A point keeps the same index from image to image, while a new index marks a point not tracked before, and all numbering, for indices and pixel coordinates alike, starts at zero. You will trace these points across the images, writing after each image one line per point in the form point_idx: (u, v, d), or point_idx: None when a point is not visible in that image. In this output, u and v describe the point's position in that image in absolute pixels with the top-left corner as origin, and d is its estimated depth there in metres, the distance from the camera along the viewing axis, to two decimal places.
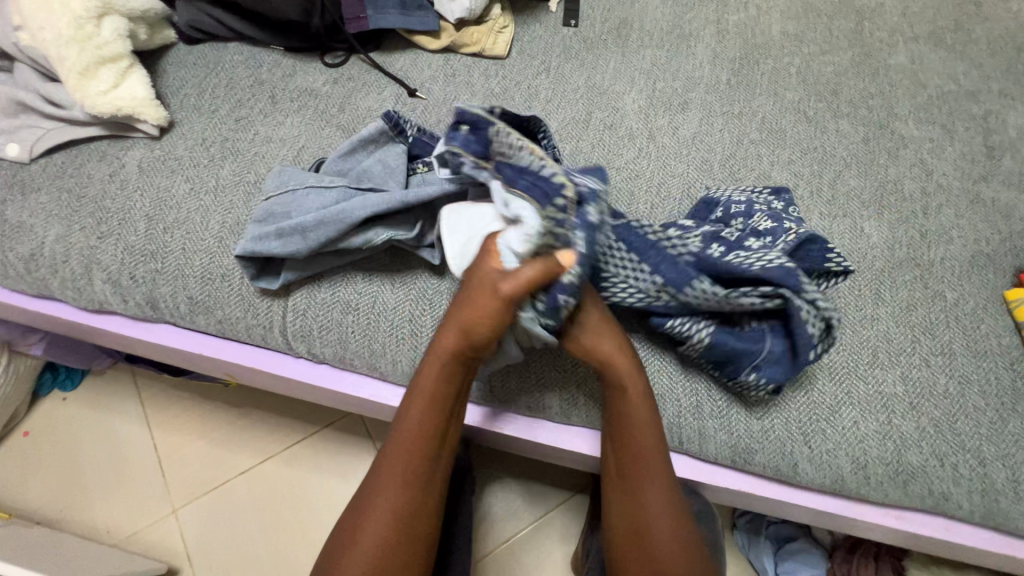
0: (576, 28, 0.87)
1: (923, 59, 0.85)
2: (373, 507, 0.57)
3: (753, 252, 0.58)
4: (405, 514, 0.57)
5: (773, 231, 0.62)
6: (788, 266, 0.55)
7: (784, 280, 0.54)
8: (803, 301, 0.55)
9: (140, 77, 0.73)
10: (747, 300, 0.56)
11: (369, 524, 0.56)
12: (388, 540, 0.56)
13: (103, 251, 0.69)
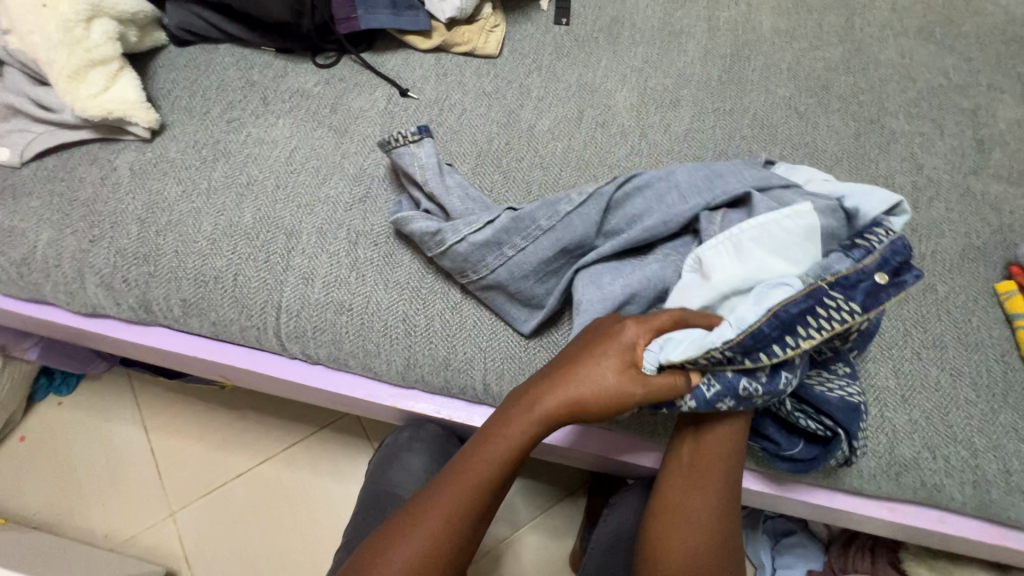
0: (567, 27, 0.87)
1: (913, 54, 0.86)
2: (433, 507, 0.53)
3: (832, 383, 0.57)
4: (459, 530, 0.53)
5: (851, 297, 0.52)
6: (856, 410, 0.55)
7: (846, 424, 0.55)
8: (858, 446, 0.56)
9: (130, 80, 0.72)
10: (807, 423, 0.56)
11: (423, 523, 0.52)
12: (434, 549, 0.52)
13: (95, 254, 0.69)
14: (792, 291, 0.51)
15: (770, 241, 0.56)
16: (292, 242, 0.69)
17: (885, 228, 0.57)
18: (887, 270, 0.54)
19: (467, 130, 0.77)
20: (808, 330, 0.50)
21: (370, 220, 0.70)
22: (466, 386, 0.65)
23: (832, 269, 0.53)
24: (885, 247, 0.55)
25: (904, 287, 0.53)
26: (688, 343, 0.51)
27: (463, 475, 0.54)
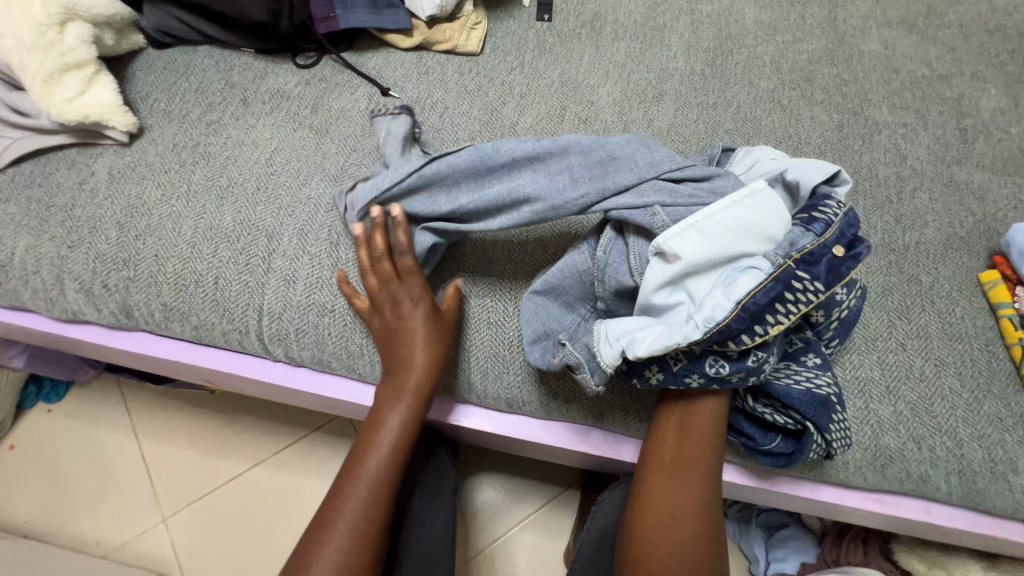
0: (549, 23, 0.87)
1: (896, 45, 0.85)
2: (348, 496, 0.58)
3: (800, 374, 0.57)
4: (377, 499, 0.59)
5: (815, 275, 0.52)
6: (826, 402, 0.55)
7: (814, 416, 0.54)
8: (829, 434, 0.54)
9: (107, 84, 0.72)
10: (776, 416, 0.56)
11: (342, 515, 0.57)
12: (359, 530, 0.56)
13: (74, 260, 0.68)
14: (759, 279, 0.51)
15: (741, 222, 0.53)
16: (273, 244, 0.68)
17: (835, 202, 0.57)
18: (844, 242, 0.55)
19: (448, 128, 0.77)
20: (778, 317, 0.51)
21: (351, 221, 0.70)
22: (451, 386, 0.66)
23: (796, 246, 0.53)
24: (843, 221, 0.56)
25: (861, 258, 0.54)
26: (657, 339, 0.50)
27: (365, 461, 0.60)
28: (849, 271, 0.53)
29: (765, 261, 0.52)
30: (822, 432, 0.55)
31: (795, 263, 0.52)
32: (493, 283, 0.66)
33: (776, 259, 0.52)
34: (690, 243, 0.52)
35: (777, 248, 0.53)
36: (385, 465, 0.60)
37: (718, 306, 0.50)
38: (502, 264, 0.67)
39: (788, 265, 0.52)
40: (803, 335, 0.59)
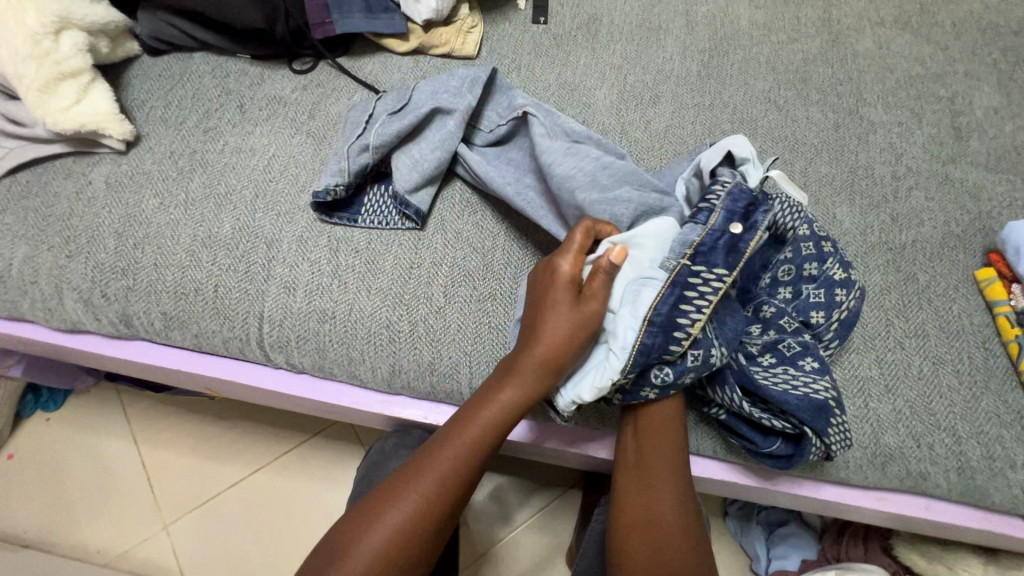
0: (545, 26, 0.87)
1: (890, 45, 0.86)
2: (400, 494, 0.54)
3: (797, 377, 0.57)
4: (429, 508, 0.54)
5: (712, 262, 0.55)
6: (823, 409, 0.55)
7: (812, 420, 0.55)
8: (827, 438, 0.55)
9: (103, 92, 0.71)
10: (774, 420, 0.57)
11: (391, 511, 0.53)
12: (406, 530, 0.53)
13: (73, 269, 0.68)
14: (655, 288, 0.54)
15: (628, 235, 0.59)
16: (272, 251, 0.68)
17: (720, 184, 0.59)
18: (739, 217, 0.57)
19: None
20: (690, 315, 0.53)
21: (350, 226, 0.70)
22: (452, 391, 0.65)
23: (688, 241, 0.56)
24: (726, 202, 0.57)
25: (758, 228, 0.56)
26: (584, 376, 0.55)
27: (431, 461, 0.55)
28: (747, 244, 0.56)
29: (660, 268, 0.56)
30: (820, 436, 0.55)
31: (690, 259, 0.55)
32: (493, 287, 0.67)
33: (670, 262, 0.56)
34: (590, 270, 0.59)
35: (672, 252, 0.57)
36: (445, 474, 0.55)
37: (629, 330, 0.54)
38: (502, 268, 0.68)
39: (682, 265, 0.55)
40: (802, 339, 0.60)
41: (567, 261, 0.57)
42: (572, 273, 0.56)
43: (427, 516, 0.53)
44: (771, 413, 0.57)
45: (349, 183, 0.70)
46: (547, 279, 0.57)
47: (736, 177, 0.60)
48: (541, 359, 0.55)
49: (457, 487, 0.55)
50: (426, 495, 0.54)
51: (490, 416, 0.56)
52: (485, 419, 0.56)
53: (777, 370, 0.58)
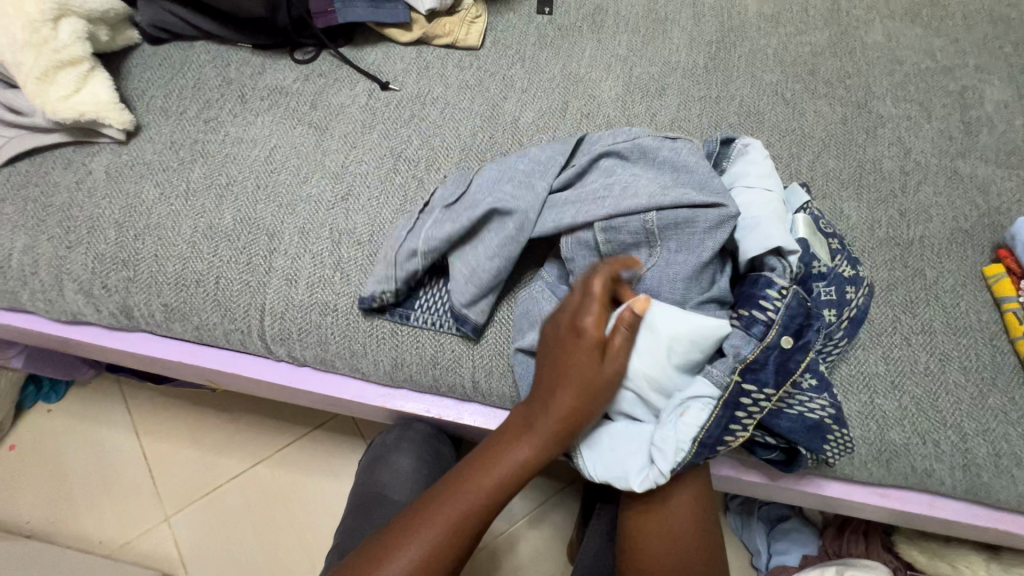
0: (550, 16, 0.86)
1: (899, 37, 0.85)
2: (416, 531, 0.54)
3: (799, 395, 0.57)
4: (445, 551, 0.54)
5: (763, 381, 0.54)
6: (818, 428, 0.56)
7: (808, 441, 0.56)
8: (824, 453, 0.57)
9: (102, 81, 0.71)
10: (768, 437, 0.59)
11: (406, 548, 0.54)
12: (418, 570, 0.53)
13: (73, 260, 0.67)
14: (709, 408, 0.53)
15: (688, 339, 0.54)
16: (274, 243, 0.67)
17: (777, 288, 0.56)
18: (791, 331, 0.56)
19: (450, 124, 0.76)
20: (737, 432, 0.54)
21: (352, 217, 0.69)
22: (455, 384, 0.65)
23: (740, 355, 0.55)
24: (783, 316, 0.56)
25: (810, 347, 0.55)
26: (627, 480, 0.55)
27: (449, 501, 0.55)
28: (797, 365, 0.55)
29: (713, 385, 0.54)
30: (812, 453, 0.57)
31: (740, 376, 0.54)
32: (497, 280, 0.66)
33: (722, 378, 0.54)
34: (644, 373, 0.54)
35: (722, 363, 0.54)
36: (462, 519, 0.54)
37: (678, 447, 0.54)
38: None
39: (734, 383, 0.54)
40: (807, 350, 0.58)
41: (591, 316, 0.53)
42: (596, 332, 0.53)
43: (441, 554, 0.54)
44: (767, 430, 0.58)
45: (395, 292, 0.63)
46: (569, 333, 0.54)
47: (786, 274, 0.57)
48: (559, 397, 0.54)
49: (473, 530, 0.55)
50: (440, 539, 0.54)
51: (511, 468, 0.55)
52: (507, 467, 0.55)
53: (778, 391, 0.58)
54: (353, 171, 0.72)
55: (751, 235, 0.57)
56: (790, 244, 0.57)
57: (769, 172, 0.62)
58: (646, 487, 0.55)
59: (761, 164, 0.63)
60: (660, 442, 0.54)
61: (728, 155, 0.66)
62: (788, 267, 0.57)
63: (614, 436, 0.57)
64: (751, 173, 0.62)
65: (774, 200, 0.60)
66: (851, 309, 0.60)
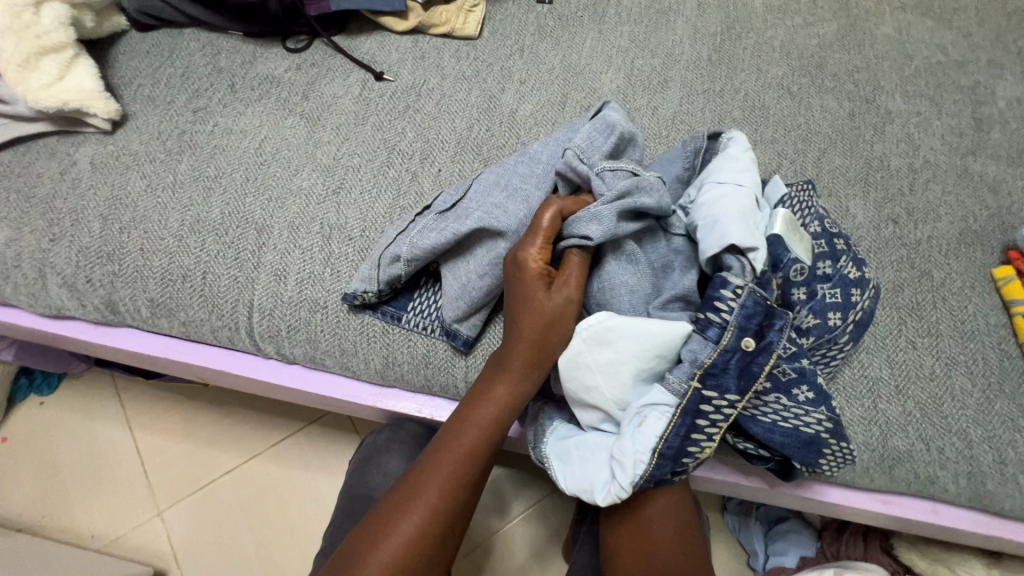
0: (550, 5, 0.83)
1: (910, 30, 0.82)
2: (414, 497, 0.53)
3: (783, 408, 0.55)
4: (445, 511, 0.54)
5: (724, 388, 0.52)
6: (814, 441, 0.55)
7: (797, 455, 0.55)
8: (815, 465, 0.56)
9: (86, 69, 0.69)
10: (760, 450, 0.58)
11: (403, 519, 0.53)
12: (420, 537, 0.52)
13: (57, 253, 0.65)
14: (667, 416, 0.52)
15: (645, 350, 0.52)
16: (263, 237, 0.66)
17: (732, 289, 0.53)
18: (751, 334, 0.53)
19: (446, 116, 0.74)
20: (701, 443, 0.52)
21: (343, 212, 0.67)
22: (448, 384, 0.63)
23: (698, 361, 0.52)
24: (739, 317, 0.53)
25: (772, 349, 0.52)
26: (592, 492, 0.53)
27: (441, 461, 0.55)
28: (761, 368, 0.52)
29: (670, 393, 0.53)
30: (807, 466, 0.56)
31: (700, 383, 0.52)
32: None
33: (680, 386, 0.52)
34: (607, 387, 0.53)
35: (678, 371, 0.52)
36: (458, 474, 0.54)
37: (638, 458, 0.51)
38: None
39: (692, 391, 0.52)
40: (798, 365, 0.55)
41: (535, 247, 0.55)
42: (540, 262, 0.55)
43: (424, 547, 0.52)
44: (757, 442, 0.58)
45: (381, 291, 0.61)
46: (514, 264, 0.56)
47: (745, 273, 0.54)
48: (528, 353, 0.55)
49: (456, 502, 0.54)
50: (435, 500, 0.53)
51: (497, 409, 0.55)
52: (492, 409, 0.56)
53: (762, 403, 0.56)
54: (345, 164, 0.70)
55: (710, 234, 0.55)
56: (750, 241, 0.54)
57: (747, 167, 0.59)
58: (608, 502, 0.52)
59: (738, 159, 0.60)
60: (618, 455, 0.52)
61: (715, 150, 0.63)
62: (749, 266, 0.54)
63: (579, 447, 0.56)
64: (725, 169, 0.59)
65: (746, 196, 0.57)
66: (855, 315, 0.58)
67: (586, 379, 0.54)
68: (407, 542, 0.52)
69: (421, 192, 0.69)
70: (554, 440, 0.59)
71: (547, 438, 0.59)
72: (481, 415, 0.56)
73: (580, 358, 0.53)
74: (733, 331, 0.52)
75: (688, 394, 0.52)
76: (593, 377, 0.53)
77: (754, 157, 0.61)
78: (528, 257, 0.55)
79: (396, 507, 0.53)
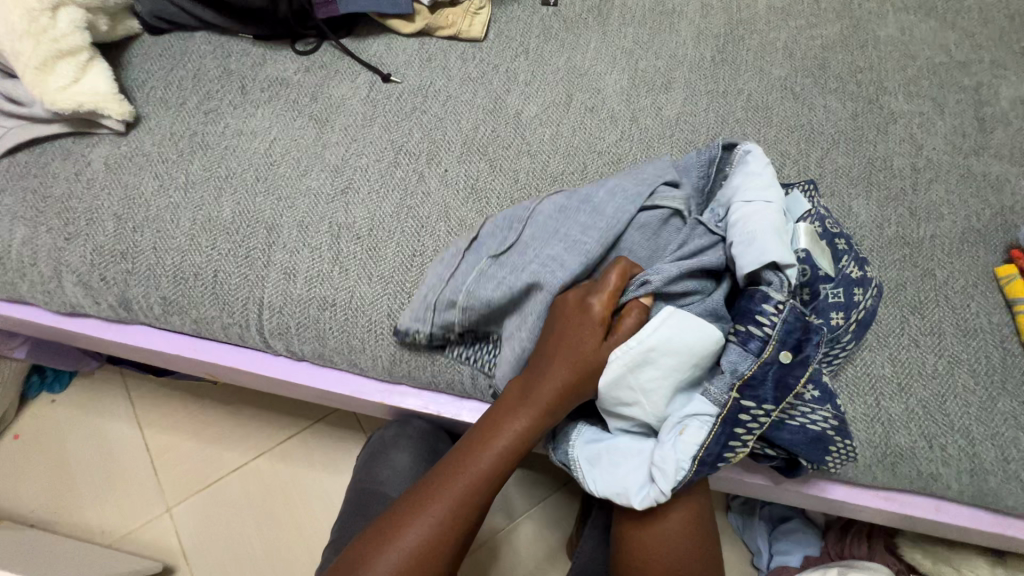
0: (555, 8, 0.84)
1: (913, 31, 0.83)
2: (420, 512, 0.53)
3: (797, 409, 0.56)
4: (449, 532, 0.53)
5: (762, 398, 0.53)
6: (820, 439, 0.56)
7: (808, 453, 0.56)
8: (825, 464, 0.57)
9: (101, 71, 0.70)
10: (769, 448, 0.58)
11: (408, 533, 0.53)
12: (422, 552, 0.52)
13: (71, 252, 0.67)
14: (708, 426, 0.53)
15: (686, 363, 0.54)
16: (273, 236, 0.67)
17: (774, 302, 0.54)
18: (789, 347, 0.54)
19: (451, 117, 0.75)
20: (736, 449, 0.53)
21: (351, 212, 0.68)
22: (454, 381, 0.64)
23: (738, 372, 0.54)
24: (780, 331, 0.54)
25: (809, 362, 0.54)
26: (628, 497, 0.54)
27: (454, 481, 0.54)
28: (796, 381, 0.54)
29: (711, 403, 0.54)
30: (813, 463, 0.57)
31: (739, 394, 0.53)
32: None
33: (721, 397, 0.53)
34: (651, 398, 0.54)
35: (720, 382, 0.54)
36: (466, 498, 0.54)
37: (679, 465, 0.53)
38: None
39: (733, 401, 0.53)
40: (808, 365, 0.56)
41: (597, 299, 0.54)
42: (601, 312, 0.54)
43: (426, 565, 0.52)
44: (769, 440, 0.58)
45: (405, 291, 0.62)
46: (574, 307, 0.55)
47: (784, 288, 0.55)
48: (563, 397, 0.54)
49: (463, 526, 0.54)
50: (442, 519, 0.53)
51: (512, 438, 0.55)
52: (505, 439, 0.55)
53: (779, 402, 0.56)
54: (353, 164, 0.71)
55: (748, 250, 0.56)
56: (788, 258, 0.55)
57: (771, 182, 0.60)
58: (646, 506, 0.54)
59: (761, 175, 0.61)
60: (661, 462, 0.53)
61: (729, 163, 0.65)
62: (787, 281, 0.55)
63: (612, 451, 0.56)
64: (750, 185, 0.60)
65: (775, 212, 0.58)
66: (857, 314, 0.59)
67: (627, 393, 0.54)
68: (410, 558, 0.52)
69: (428, 191, 0.70)
70: (583, 444, 0.59)
71: (576, 441, 0.59)
72: (503, 447, 0.55)
73: (625, 374, 0.54)
74: (773, 347, 0.53)
75: (729, 404, 0.53)
76: (636, 391, 0.54)
77: (773, 171, 0.62)
78: (593, 306, 0.54)
79: (403, 520, 0.54)
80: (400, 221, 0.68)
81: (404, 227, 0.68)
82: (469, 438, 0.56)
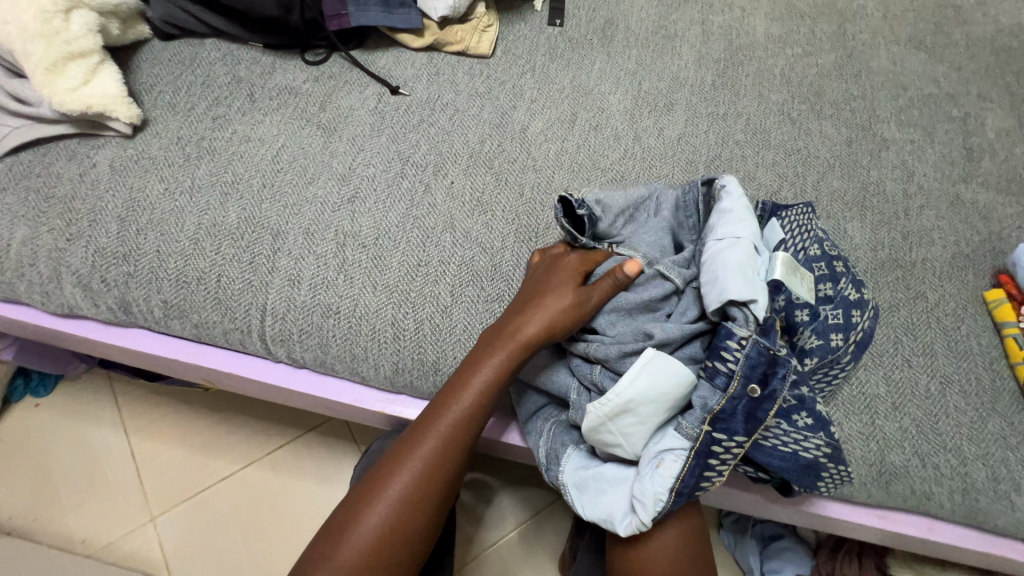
0: (561, 28, 0.87)
1: (904, 62, 0.86)
2: (405, 460, 0.54)
3: (784, 437, 0.57)
4: (439, 470, 0.54)
5: (733, 430, 0.53)
6: (812, 465, 0.57)
7: (793, 477, 0.57)
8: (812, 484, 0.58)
9: (111, 74, 0.70)
10: (758, 473, 0.60)
11: (392, 482, 0.53)
12: (395, 518, 0.51)
13: (72, 253, 0.66)
14: (683, 459, 0.53)
15: (664, 405, 0.54)
16: (278, 243, 0.67)
17: (737, 339, 0.54)
18: (757, 381, 0.54)
19: (458, 130, 0.76)
20: (712, 478, 0.54)
21: (358, 220, 0.69)
22: None
23: (708, 407, 0.53)
24: (744, 366, 0.54)
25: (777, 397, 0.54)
26: (613, 525, 0.54)
27: (437, 419, 0.55)
28: (766, 414, 0.54)
29: (683, 436, 0.54)
30: (806, 488, 0.58)
31: (710, 426, 0.53)
32: (500, 289, 0.66)
33: (693, 431, 0.53)
34: (632, 437, 0.55)
35: (692, 415, 0.54)
36: (441, 445, 0.54)
37: (657, 496, 0.53)
38: (510, 268, 0.67)
39: (705, 434, 0.53)
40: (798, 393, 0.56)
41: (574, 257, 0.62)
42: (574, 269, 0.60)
43: (414, 514, 0.52)
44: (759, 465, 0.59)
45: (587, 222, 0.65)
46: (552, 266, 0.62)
47: (749, 323, 0.55)
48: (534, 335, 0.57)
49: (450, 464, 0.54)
50: (428, 460, 0.54)
51: (484, 380, 0.56)
52: (477, 386, 0.56)
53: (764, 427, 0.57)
54: (361, 173, 0.72)
55: (710, 290, 0.57)
56: (749, 294, 0.55)
57: (743, 217, 0.60)
58: (629, 533, 0.54)
59: (731, 211, 0.61)
60: (639, 495, 0.53)
61: (711, 198, 0.64)
62: (752, 316, 0.55)
63: (597, 479, 0.56)
64: (720, 223, 0.61)
65: (741, 249, 0.58)
66: (857, 335, 0.61)
67: (610, 435, 0.55)
68: (397, 503, 0.52)
69: (434, 203, 0.71)
70: (571, 469, 0.59)
71: (564, 465, 0.59)
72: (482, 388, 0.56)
73: (609, 424, 0.55)
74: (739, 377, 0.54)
75: (702, 435, 0.53)
76: (624, 433, 0.55)
77: (748, 204, 0.62)
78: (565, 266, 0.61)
79: (390, 467, 0.54)
80: (406, 230, 0.69)
81: (410, 236, 0.68)
82: (451, 379, 0.58)
